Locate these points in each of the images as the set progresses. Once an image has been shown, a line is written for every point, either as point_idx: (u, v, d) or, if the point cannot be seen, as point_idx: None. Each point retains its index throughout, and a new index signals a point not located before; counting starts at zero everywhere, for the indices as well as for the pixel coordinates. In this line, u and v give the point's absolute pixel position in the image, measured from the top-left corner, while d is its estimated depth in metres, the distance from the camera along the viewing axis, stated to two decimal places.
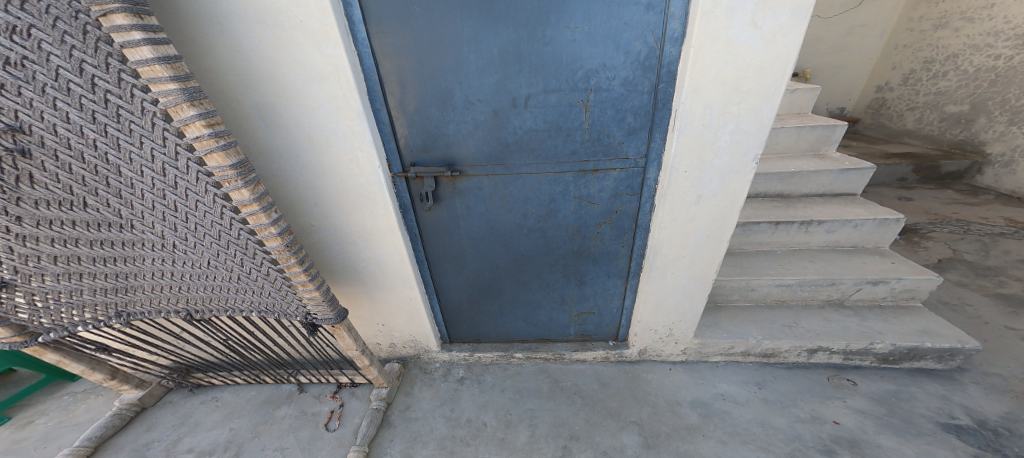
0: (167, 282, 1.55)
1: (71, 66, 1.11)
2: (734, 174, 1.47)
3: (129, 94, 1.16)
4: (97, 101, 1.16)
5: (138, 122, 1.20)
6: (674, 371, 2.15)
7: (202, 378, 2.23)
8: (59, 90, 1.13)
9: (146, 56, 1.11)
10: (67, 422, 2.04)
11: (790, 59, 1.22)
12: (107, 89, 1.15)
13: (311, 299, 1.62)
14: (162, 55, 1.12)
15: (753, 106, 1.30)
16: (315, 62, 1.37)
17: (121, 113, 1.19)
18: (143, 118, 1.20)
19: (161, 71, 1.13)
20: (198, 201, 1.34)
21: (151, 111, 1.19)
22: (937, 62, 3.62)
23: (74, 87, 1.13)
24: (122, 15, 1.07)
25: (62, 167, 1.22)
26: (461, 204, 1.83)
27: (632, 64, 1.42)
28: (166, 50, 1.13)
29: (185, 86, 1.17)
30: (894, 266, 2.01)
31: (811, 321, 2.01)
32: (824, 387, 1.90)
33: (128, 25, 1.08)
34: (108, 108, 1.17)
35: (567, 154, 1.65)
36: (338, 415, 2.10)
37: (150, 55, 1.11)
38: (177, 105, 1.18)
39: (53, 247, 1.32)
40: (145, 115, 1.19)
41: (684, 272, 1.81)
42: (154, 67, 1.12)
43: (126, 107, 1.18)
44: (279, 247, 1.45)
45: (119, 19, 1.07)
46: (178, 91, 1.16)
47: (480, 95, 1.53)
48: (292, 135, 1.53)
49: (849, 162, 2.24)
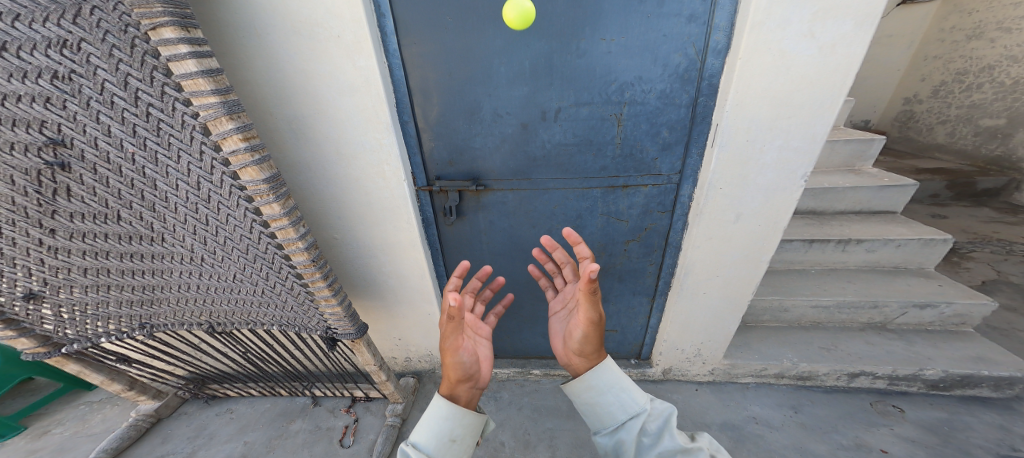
0: (192, 296, 1.52)
1: (117, 79, 1.09)
2: (778, 192, 1.40)
3: (171, 108, 1.14)
4: (139, 114, 1.14)
5: (177, 135, 1.17)
6: (701, 392, 2.03)
7: (217, 390, 2.20)
8: (103, 104, 1.12)
9: (191, 69, 1.08)
10: (82, 433, 2.03)
11: (849, 72, 1.17)
12: (149, 102, 1.13)
13: (334, 314, 1.59)
14: (206, 69, 1.10)
15: (804, 120, 1.25)
16: (347, 74, 1.35)
17: (162, 127, 1.16)
18: (182, 131, 1.17)
19: (203, 84, 1.10)
20: (228, 214, 1.31)
21: (191, 125, 1.17)
22: (971, 73, 3.51)
23: (117, 100, 1.12)
24: (170, 28, 1.05)
25: (100, 181, 1.21)
26: (484, 219, 1.79)
27: (669, 76, 1.38)
28: (210, 63, 1.11)
29: (226, 99, 1.14)
30: (942, 289, 1.91)
31: (851, 344, 1.91)
32: (868, 413, 1.79)
33: (175, 38, 1.05)
34: (149, 121, 1.15)
35: (596, 169, 1.60)
36: (353, 430, 2.06)
37: (194, 68, 1.08)
38: (217, 119, 1.15)
39: (84, 259, 1.32)
40: (185, 129, 1.17)
41: (716, 292, 1.73)
42: (197, 81, 1.09)
43: (167, 121, 1.16)
44: (306, 262, 1.42)
45: (167, 33, 1.05)
46: (218, 104, 1.13)
47: (509, 108, 1.49)
48: (321, 148, 1.51)
49: (888, 179, 2.16)
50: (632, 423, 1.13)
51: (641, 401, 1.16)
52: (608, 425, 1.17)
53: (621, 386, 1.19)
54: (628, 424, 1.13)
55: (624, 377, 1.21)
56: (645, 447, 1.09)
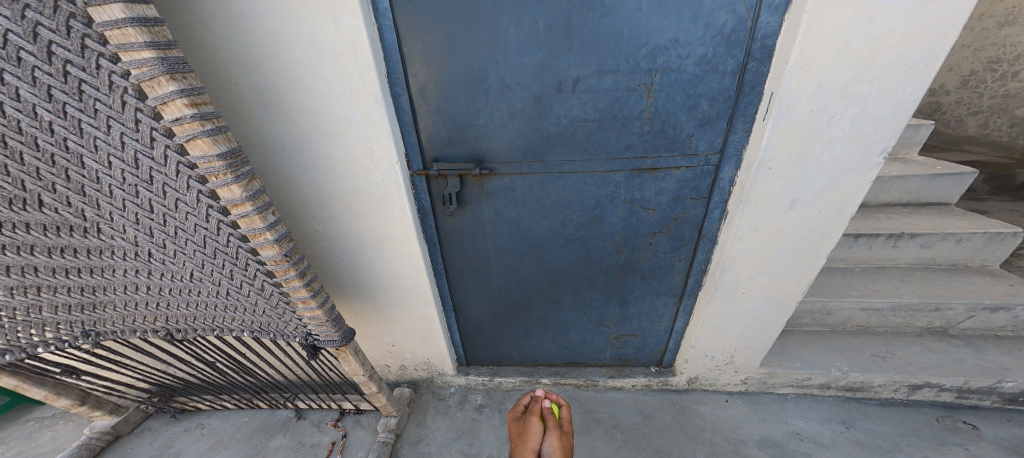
0: (143, 298, 1.28)
1: (22, 29, 0.86)
2: (846, 173, 1.18)
3: (95, 66, 0.91)
4: (53, 73, 0.91)
5: (105, 100, 0.95)
6: (733, 404, 1.83)
7: (185, 403, 1.94)
8: (7, 60, 0.88)
9: (117, 16, 0.86)
10: (28, 453, 1.77)
11: (954, 22, 0.94)
12: (66, 58, 0.90)
13: (313, 318, 1.35)
14: (137, 16, 0.88)
15: (886, 84, 1.03)
16: (327, 33, 1.11)
17: (84, 89, 0.94)
18: (110, 95, 0.94)
19: (134, 35, 0.88)
20: (178, 200, 1.08)
21: (121, 86, 0.94)
22: (1005, 62, 3.17)
23: (25, 56, 0.89)
24: None
25: (12, 156, 0.97)
26: (489, 208, 1.56)
27: (712, 39, 1.15)
28: (143, 11, 0.89)
29: (165, 55, 0.92)
30: (1015, 289, 1.68)
31: (908, 351, 1.70)
32: (935, 430, 1.57)
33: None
34: (68, 82, 0.92)
35: (620, 149, 1.37)
36: (340, 448, 1.81)
37: (121, 15, 0.86)
38: (154, 79, 0.92)
39: (3, 255, 1.08)
40: (113, 92, 0.94)
41: (759, 293, 1.51)
42: (125, 31, 0.87)
43: (89, 82, 0.93)
44: (277, 257, 1.19)
45: None
46: (155, 60, 0.90)
47: (519, 78, 1.26)
48: (297, 123, 1.28)
49: (942, 167, 1.95)
50: None
51: None
52: None
53: None
54: None
55: None
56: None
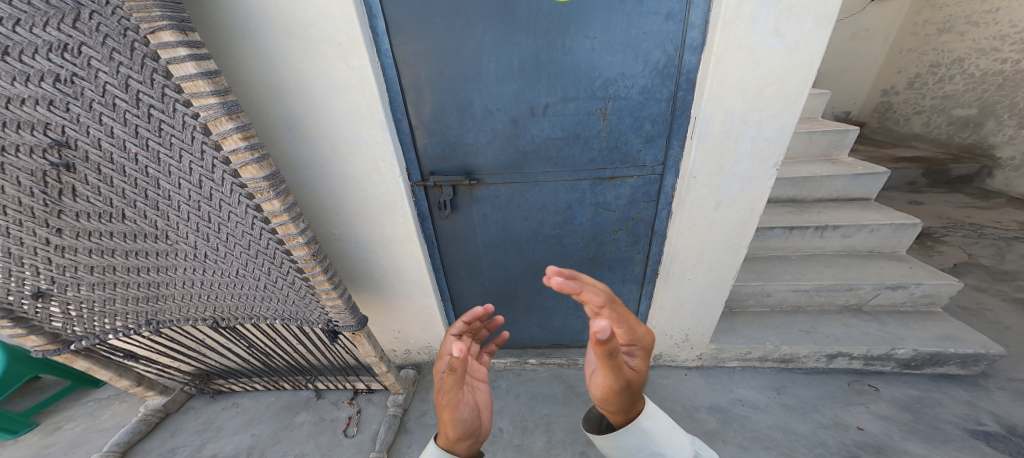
0: (196, 291, 1.44)
1: (118, 82, 1.02)
2: (752, 180, 1.53)
3: (171, 109, 1.07)
4: (140, 115, 1.06)
5: (178, 136, 1.11)
6: (690, 376, 2.14)
7: (222, 385, 2.25)
8: (105, 106, 1.03)
9: (190, 72, 1.02)
10: (93, 428, 2.07)
11: (811, 67, 1.29)
12: (150, 104, 1.05)
13: (334, 307, 1.55)
14: (205, 71, 1.03)
15: (773, 113, 1.37)
16: (340, 73, 1.38)
17: (163, 127, 1.09)
18: (183, 132, 1.10)
19: (203, 86, 1.04)
20: (230, 212, 1.25)
21: (191, 125, 1.10)
22: (943, 66, 3.83)
23: (119, 102, 1.04)
24: (169, 31, 0.98)
25: (104, 181, 1.13)
26: (478, 212, 1.85)
27: (650, 72, 1.44)
28: (209, 65, 1.04)
29: (225, 100, 1.07)
30: (913, 271, 2.13)
31: (829, 326, 2.09)
32: (845, 392, 1.93)
33: (175, 42, 0.98)
34: (151, 122, 1.08)
35: (584, 162, 1.67)
36: (356, 421, 2.11)
37: (194, 71, 1.02)
38: (217, 119, 1.08)
39: (92, 258, 1.23)
40: (185, 129, 1.10)
41: (701, 278, 1.84)
42: (197, 83, 1.03)
43: (167, 122, 1.08)
44: (306, 256, 1.37)
45: (166, 36, 0.98)
46: (218, 105, 1.06)
47: (499, 104, 1.54)
48: (316, 145, 1.54)
49: (862, 167, 2.44)
50: None
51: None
52: None
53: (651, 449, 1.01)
54: None
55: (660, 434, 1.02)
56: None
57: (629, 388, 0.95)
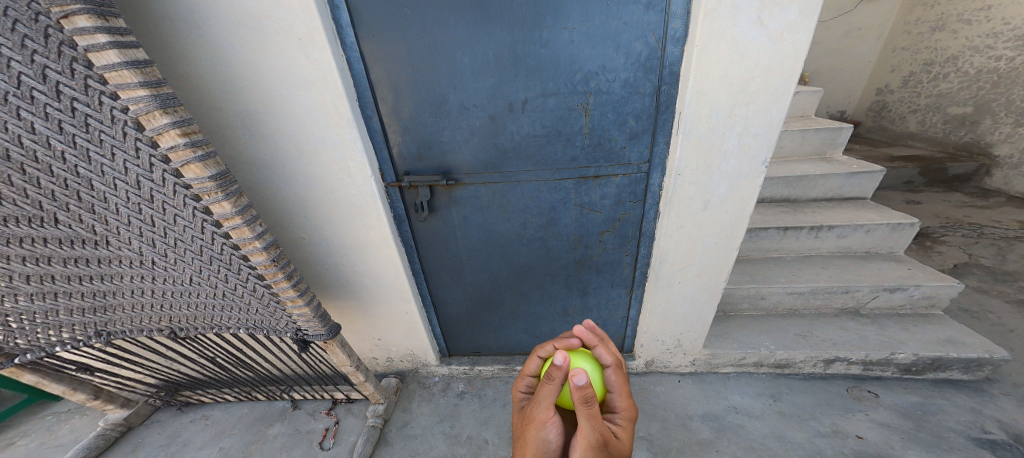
0: (148, 300, 1.34)
1: (34, 72, 0.92)
2: (742, 178, 1.45)
3: (98, 103, 0.97)
4: (64, 109, 0.97)
5: (108, 132, 1.01)
6: (683, 383, 2.05)
7: (190, 396, 2.15)
8: (22, 99, 0.94)
9: (113, 61, 0.93)
10: (50, 444, 1.96)
11: (798, 59, 1.22)
12: (74, 96, 0.96)
13: (302, 315, 1.45)
14: (131, 59, 0.95)
15: (760, 107, 1.30)
16: (299, 65, 1.28)
17: (90, 123, 0.99)
18: (113, 127, 1.00)
19: (129, 76, 0.95)
20: (176, 215, 1.15)
21: (121, 119, 0.99)
22: (936, 64, 3.79)
23: (38, 95, 0.95)
24: (85, 16, 0.90)
25: (31, 182, 1.03)
26: (458, 214, 1.76)
27: (632, 65, 1.36)
28: (136, 54, 0.96)
29: (157, 92, 0.99)
30: (912, 272, 2.05)
31: (826, 330, 2.00)
32: (844, 399, 1.84)
33: (91, 27, 0.90)
34: (76, 117, 0.98)
35: (567, 160, 1.58)
36: (333, 432, 2.01)
37: (117, 59, 0.93)
38: (149, 113, 0.99)
39: (26, 266, 1.13)
40: (115, 124, 1.00)
41: (692, 281, 1.76)
42: (122, 73, 0.94)
43: (94, 116, 0.98)
44: (266, 263, 1.27)
45: (81, 22, 0.90)
46: (148, 98, 0.98)
47: (476, 100, 1.45)
48: (278, 144, 1.44)
49: (857, 166, 2.37)
50: None
51: None
52: None
53: None
54: None
55: None
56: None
57: (606, 447, 0.92)
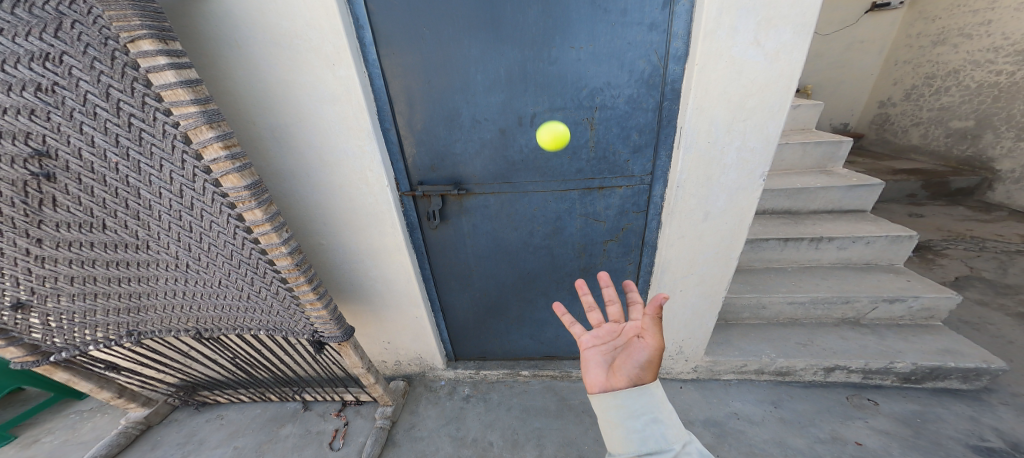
0: (179, 302, 1.42)
1: (99, 90, 1.02)
2: (740, 191, 1.52)
3: (152, 118, 1.07)
4: (121, 124, 1.06)
5: (159, 145, 1.10)
6: (685, 389, 2.09)
7: (207, 396, 2.22)
8: (86, 115, 1.04)
9: (170, 80, 1.02)
10: (73, 441, 2.05)
11: (791, 79, 1.29)
12: (131, 112, 1.05)
13: (319, 317, 1.51)
14: (185, 79, 1.03)
15: (758, 123, 1.37)
16: (326, 82, 1.38)
17: (143, 136, 1.09)
18: (163, 140, 1.09)
19: (183, 94, 1.04)
20: (212, 221, 1.23)
21: (171, 134, 1.09)
22: (938, 78, 3.86)
23: (100, 111, 1.04)
24: (149, 40, 0.99)
25: (85, 191, 1.13)
26: (468, 222, 1.83)
27: (636, 82, 1.44)
28: (190, 74, 1.05)
29: (205, 109, 1.07)
30: (911, 284, 2.09)
31: (826, 339, 2.04)
32: (844, 407, 1.87)
33: (154, 51, 0.99)
34: (131, 131, 1.08)
35: (572, 172, 1.65)
36: (343, 433, 2.07)
37: (173, 79, 1.02)
38: (196, 128, 1.08)
39: (71, 268, 1.22)
40: (166, 138, 1.09)
41: (693, 290, 1.82)
42: (176, 91, 1.03)
43: (147, 131, 1.08)
44: (290, 266, 1.35)
45: (146, 45, 0.99)
46: (197, 113, 1.06)
47: (487, 114, 1.53)
48: (303, 155, 1.54)
49: (857, 179, 2.43)
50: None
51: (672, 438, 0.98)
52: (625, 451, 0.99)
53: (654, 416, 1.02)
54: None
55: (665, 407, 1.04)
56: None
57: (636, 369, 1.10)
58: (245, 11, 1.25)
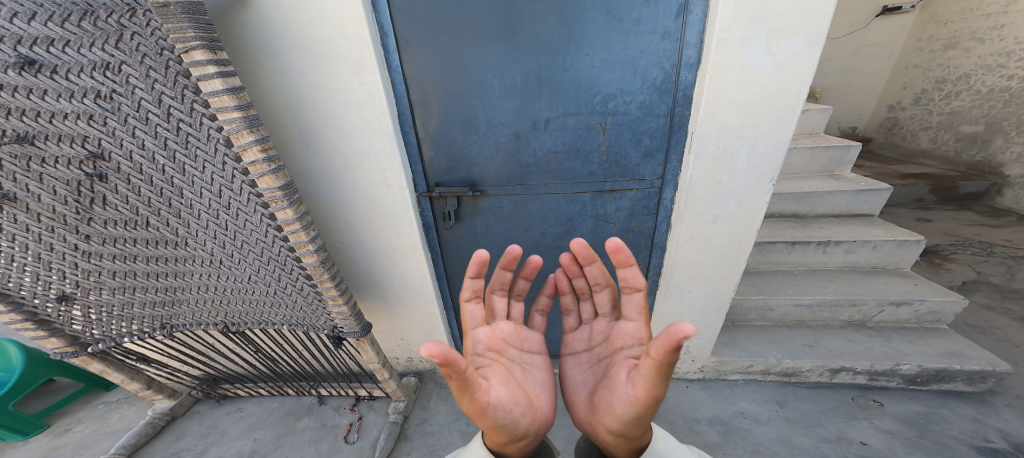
0: (210, 297, 1.49)
1: (152, 97, 1.10)
2: (749, 195, 1.57)
3: (198, 123, 1.14)
4: (170, 129, 1.14)
5: (203, 147, 1.17)
6: (691, 389, 2.12)
7: (228, 390, 2.29)
8: (139, 120, 1.12)
9: (217, 88, 1.09)
10: (101, 430, 2.14)
11: (801, 87, 1.34)
12: (180, 118, 1.13)
13: (340, 313, 1.57)
14: (231, 87, 1.10)
15: (767, 129, 1.42)
16: (353, 88, 1.44)
17: (189, 140, 1.16)
18: (207, 144, 1.17)
19: (228, 101, 1.10)
20: (246, 220, 1.30)
21: (215, 137, 1.16)
22: (949, 82, 3.86)
23: (152, 117, 1.12)
24: (201, 51, 1.05)
25: (133, 190, 1.22)
26: (482, 223, 1.89)
27: (648, 88, 1.49)
28: (236, 82, 1.11)
29: (247, 114, 1.13)
30: (917, 287, 2.12)
31: (831, 341, 2.08)
32: (848, 407, 1.91)
33: (205, 60, 1.06)
34: (179, 135, 1.15)
35: (584, 175, 1.71)
36: (357, 427, 2.13)
37: (221, 86, 1.09)
38: (238, 132, 1.14)
39: (115, 263, 1.31)
40: (210, 141, 1.16)
41: (701, 291, 1.86)
42: (222, 98, 1.10)
43: (194, 134, 1.15)
44: (315, 264, 1.41)
45: (198, 55, 1.06)
46: (240, 119, 1.12)
47: (503, 119, 1.59)
48: (329, 157, 1.60)
49: (865, 183, 2.46)
50: None
51: None
52: None
53: None
54: None
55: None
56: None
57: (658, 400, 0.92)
58: (280, 21, 1.32)
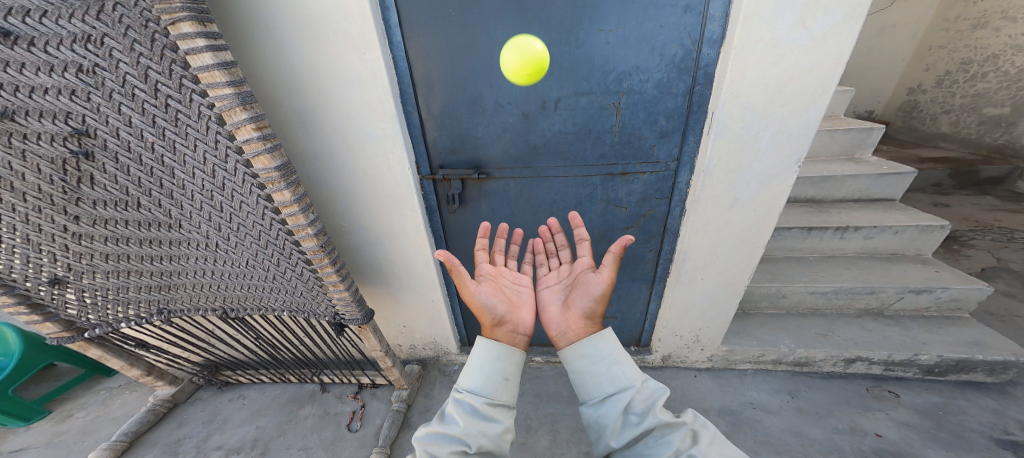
0: (207, 281, 1.44)
1: (138, 72, 1.03)
2: (771, 179, 1.49)
3: (188, 100, 1.06)
4: (158, 105, 1.07)
5: (194, 126, 1.10)
6: (700, 378, 2.08)
7: (230, 376, 2.30)
8: (125, 96, 1.05)
9: (207, 62, 1.01)
10: (104, 416, 2.14)
11: (836, 64, 1.25)
12: (168, 94, 1.06)
13: (341, 299, 1.51)
14: (222, 61, 1.02)
15: (796, 109, 1.33)
16: (353, 65, 1.35)
17: (179, 117, 1.09)
18: (198, 121, 1.09)
19: (219, 76, 1.03)
20: (242, 202, 1.24)
21: (206, 115, 1.08)
22: (975, 63, 3.70)
23: (138, 92, 1.05)
24: (188, 22, 0.97)
25: (122, 169, 1.15)
26: (487, 207, 1.82)
27: (667, 65, 1.40)
28: (227, 56, 1.03)
29: (240, 90, 1.06)
30: (940, 274, 2.04)
31: (847, 330, 2.02)
32: (863, 398, 1.86)
33: (193, 33, 0.98)
34: (167, 112, 1.08)
35: (595, 156, 1.62)
36: (360, 415, 2.11)
37: (211, 61, 1.01)
38: (231, 109, 1.07)
39: (107, 246, 1.26)
40: (201, 119, 1.09)
41: (713, 279, 1.80)
42: (213, 73, 1.02)
43: (184, 112, 1.08)
44: (315, 248, 1.34)
45: (185, 27, 0.98)
46: (233, 95, 1.05)
47: (510, 98, 1.50)
48: (328, 139, 1.53)
49: (887, 167, 2.36)
50: (620, 396, 1.06)
51: (633, 376, 1.08)
52: (596, 395, 1.09)
53: (615, 359, 1.12)
54: (616, 397, 1.06)
55: (619, 351, 1.14)
56: (631, 425, 1.02)
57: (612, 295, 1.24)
58: None
